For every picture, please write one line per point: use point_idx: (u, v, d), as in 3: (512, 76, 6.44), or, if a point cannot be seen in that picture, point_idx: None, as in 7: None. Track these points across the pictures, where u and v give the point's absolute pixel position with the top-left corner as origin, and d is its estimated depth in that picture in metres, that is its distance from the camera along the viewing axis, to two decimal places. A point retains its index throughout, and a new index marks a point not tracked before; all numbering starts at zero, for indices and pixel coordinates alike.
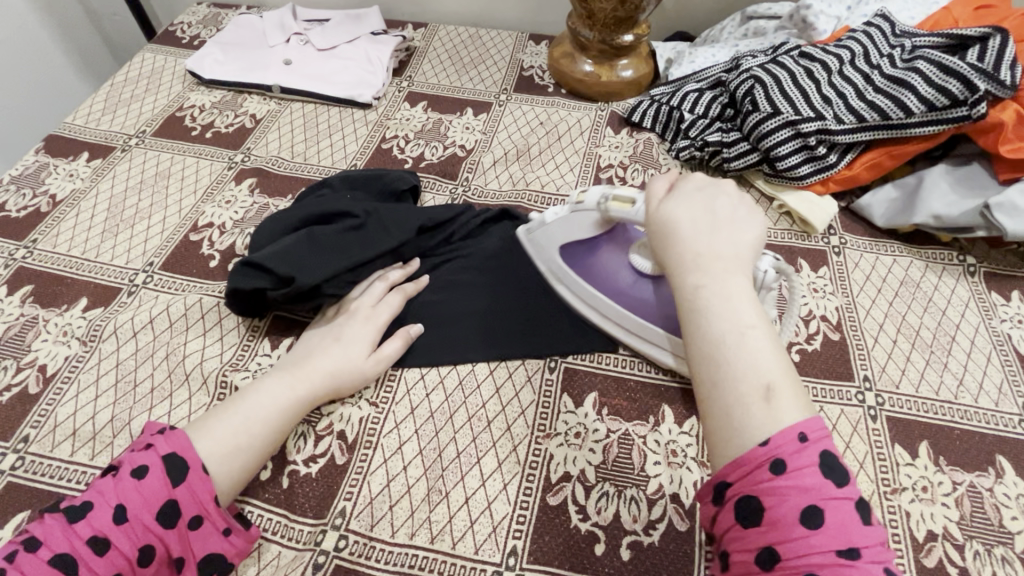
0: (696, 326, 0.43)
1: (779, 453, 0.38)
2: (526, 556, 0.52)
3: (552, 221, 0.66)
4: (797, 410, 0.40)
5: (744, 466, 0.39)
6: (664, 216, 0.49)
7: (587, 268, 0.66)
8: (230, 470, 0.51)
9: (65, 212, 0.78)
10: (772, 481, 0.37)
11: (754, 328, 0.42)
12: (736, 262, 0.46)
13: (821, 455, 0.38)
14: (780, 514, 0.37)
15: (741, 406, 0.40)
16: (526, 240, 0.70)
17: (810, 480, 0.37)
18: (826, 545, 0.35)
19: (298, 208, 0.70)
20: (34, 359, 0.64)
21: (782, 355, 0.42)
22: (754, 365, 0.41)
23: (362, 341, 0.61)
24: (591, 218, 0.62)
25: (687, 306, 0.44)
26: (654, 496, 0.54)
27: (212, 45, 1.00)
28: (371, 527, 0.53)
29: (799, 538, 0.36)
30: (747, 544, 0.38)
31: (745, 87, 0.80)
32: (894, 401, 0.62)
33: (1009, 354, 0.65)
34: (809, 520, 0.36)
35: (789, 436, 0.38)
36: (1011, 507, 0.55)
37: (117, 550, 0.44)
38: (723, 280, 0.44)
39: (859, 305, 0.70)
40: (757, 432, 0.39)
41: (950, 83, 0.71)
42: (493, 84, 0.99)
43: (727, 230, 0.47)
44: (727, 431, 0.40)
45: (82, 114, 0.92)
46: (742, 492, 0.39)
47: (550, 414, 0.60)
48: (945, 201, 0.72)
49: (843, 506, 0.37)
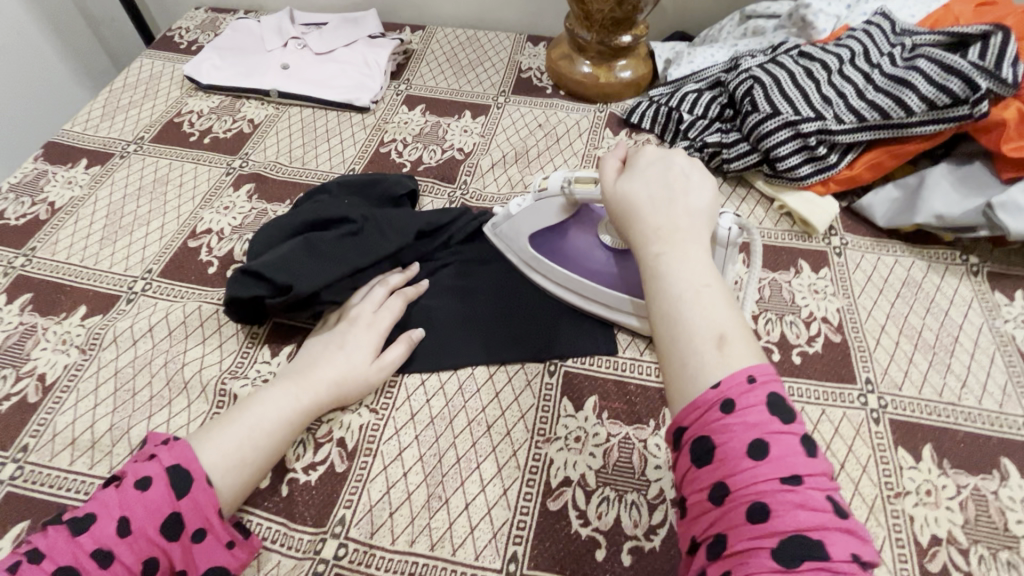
0: (654, 288, 0.44)
1: (728, 394, 0.38)
2: (526, 563, 0.51)
3: (517, 212, 0.67)
4: (749, 356, 0.40)
5: (697, 409, 0.38)
6: (622, 189, 0.50)
7: (559, 252, 0.68)
8: (232, 484, 0.51)
9: (63, 220, 0.78)
10: (722, 419, 0.37)
11: (707, 285, 0.43)
12: (691, 227, 0.46)
13: (769, 394, 0.38)
14: (729, 449, 0.36)
15: (696, 356, 0.40)
16: (493, 235, 0.72)
17: (757, 416, 0.37)
18: (773, 474, 0.35)
19: (296, 214, 0.69)
20: (34, 367, 0.64)
21: (734, 309, 0.42)
22: (707, 317, 0.41)
23: (365, 349, 0.61)
24: (556, 203, 0.65)
25: (646, 270, 0.45)
26: (655, 501, 0.54)
27: (210, 51, 1.00)
28: (371, 534, 0.53)
29: (746, 470, 0.35)
30: (699, 484, 0.37)
31: (745, 87, 0.80)
32: (897, 403, 0.62)
33: (1013, 355, 0.65)
34: (757, 453, 0.36)
35: (739, 377, 0.38)
36: (1016, 510, 0.54)
37: (120, 563, 0.44)
38: (679, 244, 0.45)
39: (861, 306, 0.69)
40: (710, 378, 0.39)
41: (951, 82, 0.70)
42: (491, 86, 0.98)
43: (683, 196, 0.48)
44: (683, 381, 0.40)
45: (80, 121, 0.92)
46: (696, 434, 0.38)
47: (550, 418, 0.60)
48: (947, 200, 0.72)
49: (789, 438, 0.36)
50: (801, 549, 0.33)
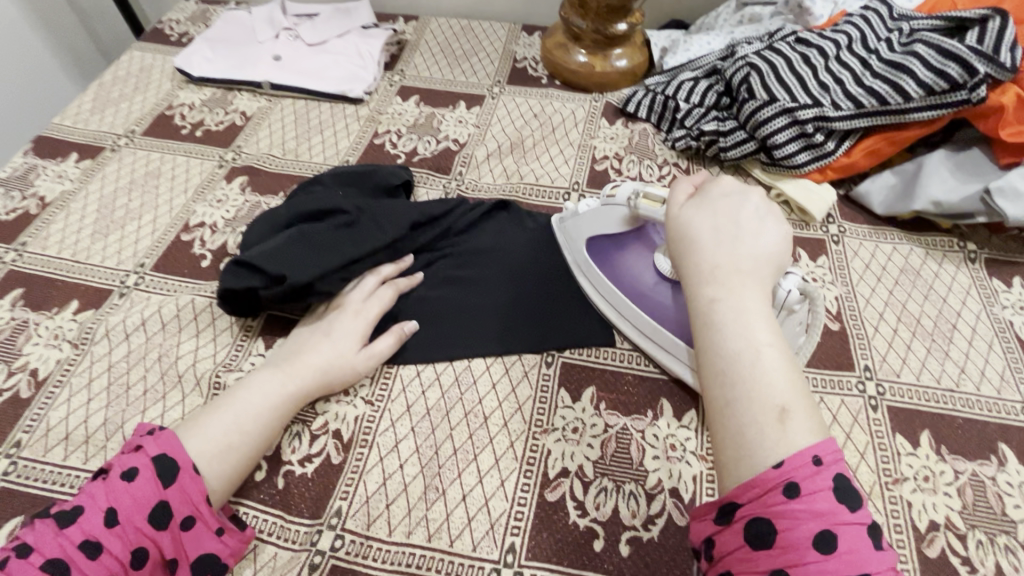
0: (711, 342, 0.42)
1: (793, 476, 0.36)
2: (524, 553, 0.51)
3: (581, 211, 0.67)
4: (810, 430, 0.38)
5: (757, 487, 0.37)
6: (681, 228, 0.48)
7: (611, 264, 0.66)
8: (222, 470, 0.51)
9: (55, 214, 0.77)
10: (786, 504, 0.36)
11: (769, 347, 0.40)
12: (754, 275, 0.44)
13: (833, 479, 0.37)
14: (793, 537, 0.35)
15: (755, 426, 0.38)
16: (556, 229, 0.72)
17: (823, 504, 0.36)
18: (839, 570, 0.34)
19: (289, 205, 0.69)
20: (26, 363, 0.63)
21: (797, 375, 0.40)
22: (768, 383, 0.39)
23: (352, 336, 0.60)
24: (619, 213, 0.63)
25: (701, 319, 0.43)
26: (653, 490, 0.54)
27: (201, 42, 0.98)
28: (368, 526, 0.52)
29: (812, 562, 0.35)
30: (755, 566, 0.36)
31: (741, 75, 0.79)
32: (895, 390, 0.61)
33: (1011, 341, 0.65)
34: (822, 544, 0.35)
35: (804, 458, 0.37)
36: (1014, 496, 0.54)
37: (109, 554, 0.44)
38: (741, 296, 0.43)
39: (859, 294, 0.69)
40: (770, 453, 0.37)
41: (949, 67, 0.69)
42: (486, 76, 0.97)
43: (746, 239, 0.45)
44: (738, 451, 0.38)
45: (70, 114, 0.91)
46: (753, 513, 0.37)
47: (547, 409, 0.60)
48: (944, 186, 0.71)
49: (856, 531, 0.35)
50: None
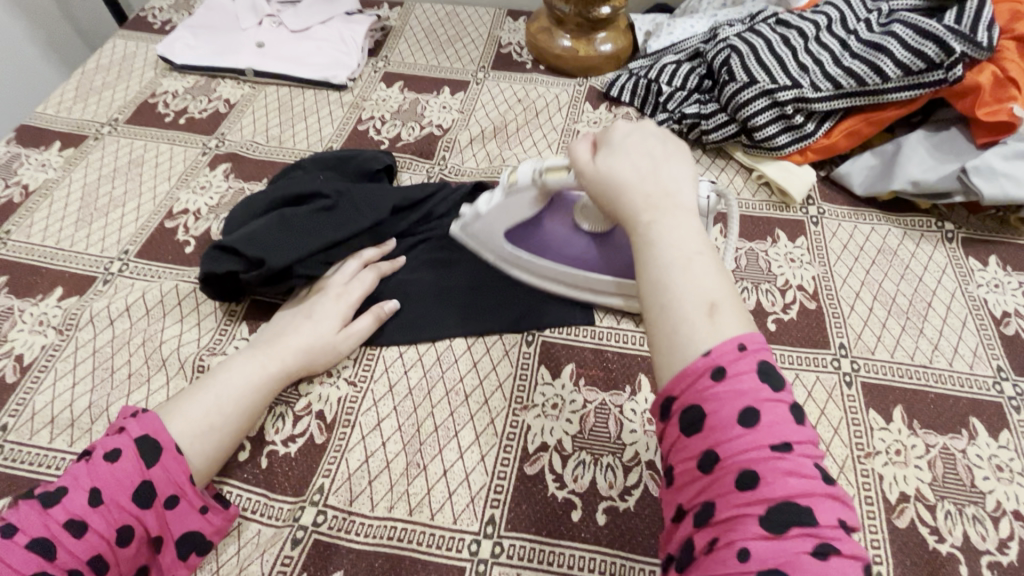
0: (645, 258, 0.41)
1: (719, 361, 0.36)
2: (504, 524, 0.52)
3: (484, 210, 0.63)
4: (739, 325, 0.38)
5: (688, 377, 0.37)
6: (604, 169, 0.47)
7: (539, 246, 0.65)
8: (205, 449, 0.52)
9: (38, 203, 0.78)
10: (713, 387, 0.36)
11: (699, 253, 0.41)
12: (682, 199, 0.44)
13: (759, 362, 0.36)
14: (719, 418, 0.35)
15: (686, 324, 0.38)
16: (462, 236, 0.68)
17: (748, 383, 0.35)
18: (762, 442, 0.34)
19: (271, 190, 0.69)
20: (11, 348, 0.64)
21: (726, 278, 0.40)
22: (697, 283, 0.39)
23: (332, 318, 0.61)
24: (528, 196, 0.60)
25: (639, 241, 0.43)
26: (630, 463, 0.55)
27: (183, 30, 0.98)
28: (350, 502, 0.53)
29: (736, 438, 0.34)
30: (689, 453, 0.36)
31: (722, 57, 0.80)
32: (869, 366, 0.63)
33: (985, 318, 0.66)
34: (746, 420, 0.35)
35: (729, 345, 0.36)
36: (983, 467, 0.56)
37: (94, 532, 0.45)
38: (670, 212, 0.43)
39: (836, 274, 0.70)
40: (698, 345, 0.37)
41: (926, 47, 0.70)
42: (470, 62, 0.97)
43: (669, 169, 0.46)
44: (672, 351, 0.38)
45: (52, 103, 0.90)
46: (687, 403, 0.36)
47: (527, 386, 0.61)
48: (921, 166, 0.72)
49: (779, 405, 0.35)
50: (789, 515, 0.32)
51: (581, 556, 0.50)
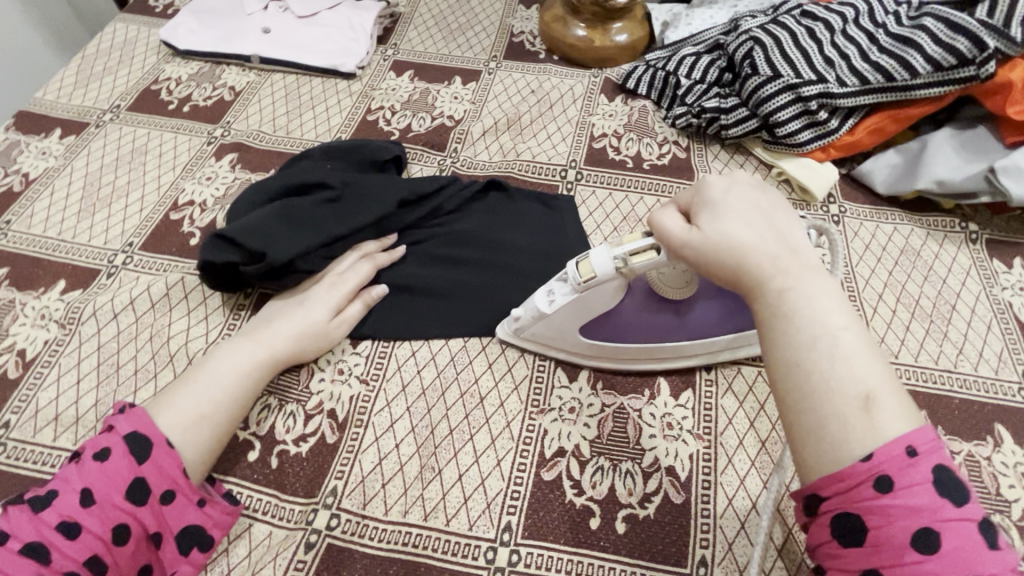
0: (783, 340, 0.38)
1: (885, 468, 0.33)
2: (521, 532, 0.51)
3: (552, 312, 0.55)
4: (901, 417, 0.35)
5: (844, 482, 0.34)
6: (714, 231, 0.42)
7: (624, 333, 0.57)
8: (197, 441, 0.50)
9: (39, 192, 0.75)
10: (878, 500, 0.33)
11: (845, 333, 0.37)
12: (807, 257, 0.41)
13: (933, 471, 0.33)
14: (887, 535, 0.32)
15: (840, 419, 0.35)
16: (523, 340, 0.60)
17: (923, 498, 0.32)
18: (944, 571, 0.31)
19: (276, 177, 0.66)
20: (12, 343, 0.62)
21: (880, 361, 0.37)
22: (850, 370, 0.36)
23: (323, 305, 0.60)
24: (607, 286, 0.52)
25: (774, 317, 0.39)
26: (649, 469, 0.54)
27: (186, 14, 0.95)
28: (363, 506, 0.52)
29: (911, 564, 0.31)
30: (846, 563, 0.34)
31: (744, 49, 0.78)
32: (892, 370, 0.61)
33: (1010, 322, 0.64)
34: (923, 543, 0.32)
35: (895, 450, 0.33)
36: (1009, 476, 0.54)
37: (89, 532, 0.43)
38: (803, 282, 0.39)
39: (858, 275, 0.68)
40: (858, 444, 0.34)
41: (958, 41, 0.68)
42: (482, 51, 0.95)
43: (786, 229, 0.42)
44: (824, 447, 0.35)
45: (52, 89, 0.88)
46: (841, 508, 0.34)
47: (544, 389, 0.59)
48: (948, 165, 0.70)
49: (963, 528, 0.32)
50: None
51: (600, 565, 0.49)
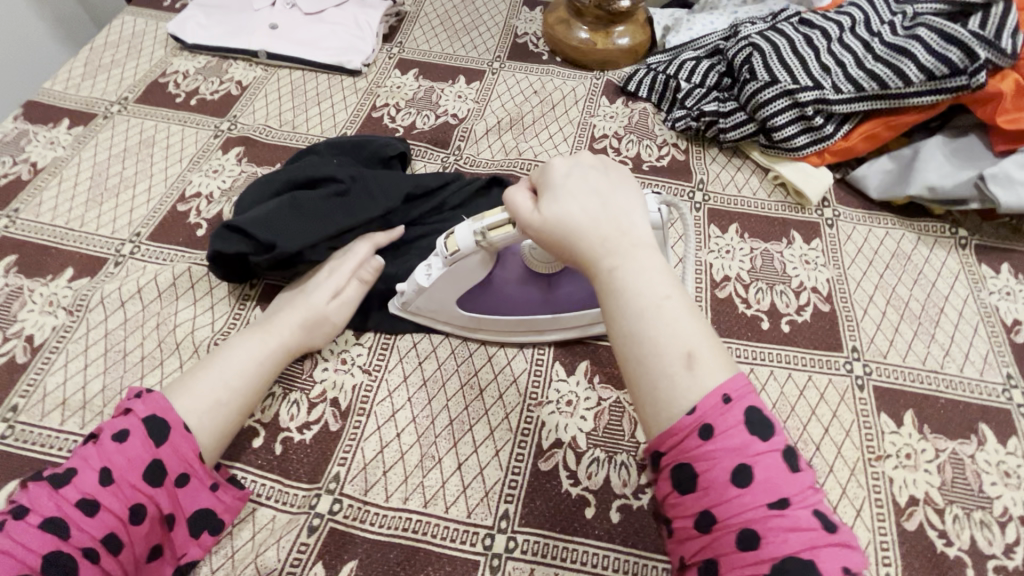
0: (616, 311, 0.40)
1: (705, 418, 0.36)
2: (518, 519, 0.52)
3: (429, 286, 0.58)
4: (719, 368, 0.38)
5: (674, 435, 0.37)
6: (551, 212, 0.44)
7: (499, 306, 0.60)
8: (213, 425, 0.52)
9: (47, 181, 0.76)
10: (702, 446, 0.36)
11: (669, 298, 0.40)
12: (637, 233, 0.43)
13: (745, 412, 0.36)
14: (711, 477, 0.35)
15: (667, 378, 0.38)
16: (407, 315, 0.63)
17: (736, 438, 0.35)
18: (758, 500, 0.34)
19: (285, 171, 0.68)
20: (21, 329, 0.63)
21: (700, 319, 0.40)
22: (672, 331, 0.38)
23: (327, 290, 0.61)
24: (475, 258, 0.55)
25: (604, 291, 0.41)
26: (643, 461, 0.55)
27: (194, 8, 0.96)
28: (365, 492, 0.53)
29: (733, 498, 0.34)
30: (685, 510, 0.36)
31: (743, 55, 0.79)
32: (880, 370, 0.63)
33: (996, 325, 0.66)
34: (739, 479, 0.35)
35: (713, 399, 0.36)
36: (991, 473, 0.56)
37: (107, 510, 0.45)
38: (631, 255, 0.42)
39: (850, 277, 0.70)
40: (683, 399, 0.37)
41: (950, 52, 0.70)
42: (486, 51, 0.96)
43: (619, 205, 0.44)
44: (656, 405, 0.38)
45: (61, 80, 0.89)
46: (675, 460, 0.37)
47: (542, 382, 0.61)
48: (940, 172, 0.72)
49: (771, 458, 0.35)
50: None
51: (594, 552, 0.51)
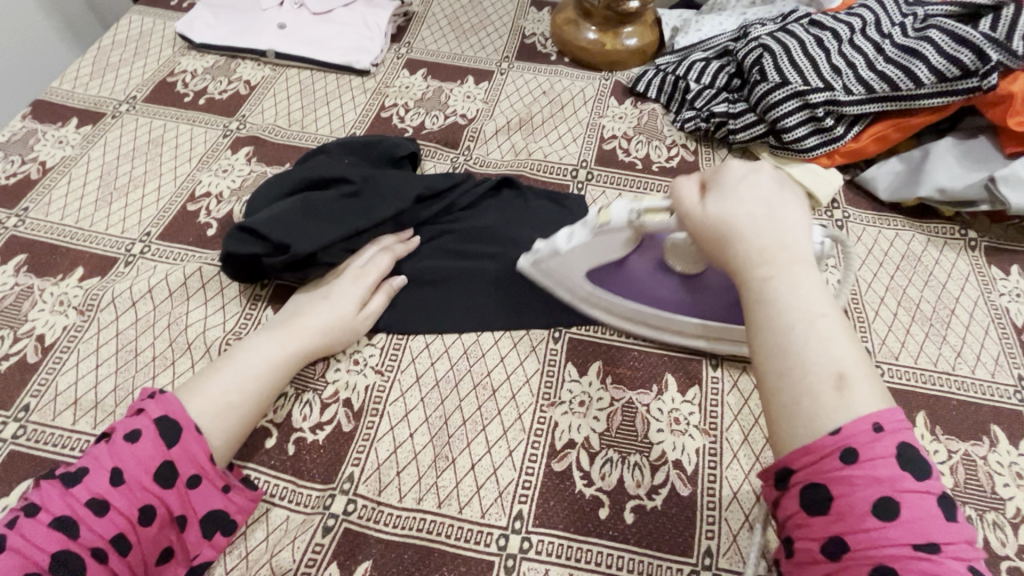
0: (763, 320, 0.41)
1: (850, 442, 0.36)
2: (532, 520, 0.52)
3: (566, 250, 0.58)
4: (873, 399, 0.37)
5: (811, 454, 0.36)
6: (715, 210, 0.46)
7: (624, 287, 0.61)
8: (226, 427, 0.52)
9: (56, 180, 0.76)
10: (844, 470, 0.35)
11: (824, 318, 0.39)
12: (799, 250, 0.43)
13: (897, 447, 0.36)
14: (850, 503, 0.35)
15: (811, 394, 0.37)
16: (530, 271, 0.64)
17: (885, 470, 0.35)
18: (903, 538, 0.33)
19: (296, 171, 0.67)
20: (32, 328, 0.63)
21: (858, 348, 0.39)
22: (825, 351, 0.38)
23: (351, 298, 0.61)
24: (621, 237, 0.55)
25: (752, 297, 0.42)
26: (657, 462, 0.55)
27: (202, 8, 0.96)
28: (379, 492, 0.53)
29: (873, 529, 0.34)
30: (813, 532, 0.36)
31: (754, 56, 0.79)
32: (892, 371, 0.63)
33: (1007, 327, 0.66)
34: (882, 511, 0.34)
35: (862, 425, 0.36)
36: (1004, 475, 0.56)
37: (117, 511, 0.45)
38: (789, 271, 0.42)
39: (860, 278, 0.70)
40: (828, 418, 0.37)
41: (962, 54, 0.70)
42: (494, 52, 0.96)
43: (786, 223, 0.45)
44: (794, 418, 0.38)
45: (68, 79, 0.89)
46: (809, 479, 0.36)
47: (554, 382, 0.60)
48: (950, 174, 0.72)
49: (920, 500, 0.34)
50: None
51: (609, 553, 0.51)
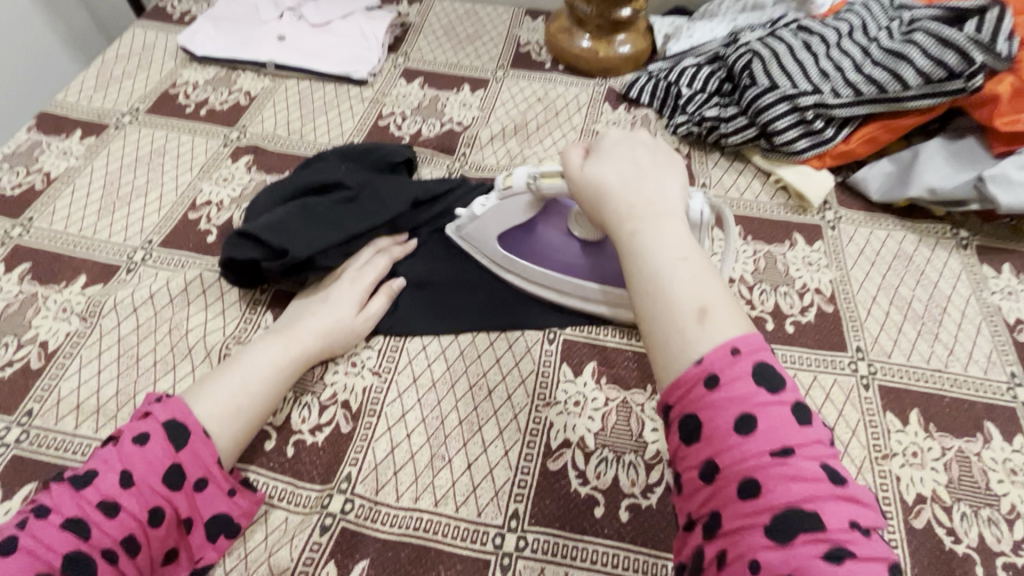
0: (635, 269, 0.41)
1: (712, 368, 0.36)
2: (527, 519, 0.53)
3: (481, 214, 0.63)
4: (733, 326, 0.38)
5: (682, 386, 0.37)
6: (593, 183, 0.47)
7: (534, 252, 0.65)
8: (231, 431, 0.53)
9: (60, 190, 0.78)
10: (709, 395, 0.36)
11: (687, 259, 0.41)
12: (667, 206, 0.44)
13: (755, 365, 0.36)
14: (715, 426, 0.35)
15: (679, 331, 0.38)
16: (457, 238, 0.68)
17: (744, 389, 0.35)
18: (762, 447, 0.34)
19: (295, 178, 0.69)
20: (35, 335, 0.64)
21: (719, 282, 0.40)
22: (689, 288, 0.39)
23: (351, 301, 0.62)
24: (523, 200, 0.61)
25: (625, 253, 0.43)
26: (651, 461, 0.56)
27: (203, 21, 0.98)
28: (376, 492, 0.54)
29: (735, 446, 0.34)
30: (690, 462, 0.36)
31: (743, 61, 0.81)
32: (885, 369, 0.63)
33: (999, 325, 0.67)
34: (743, 427, 0.34)
35: (722, 350, 0.36)
36: (998, 471, 0.57)
37: (127, 512, 0.45)
38: (654, 221, 0.43)
39: (853, 278, 0.71)
40: (692, 350, 0.37)
41: (947, 55, 0.71)
42: (490, 61, 0.98)
43: (654, 180, 0.46)
44: (666, 356, 0.38)
45: (73, 92, 0.91)
46: (683, 412, 0.37)
47: (549, 383, 0.61)
48: (939, 174, 0.73)
49: (776, 411, 0.35)
50: (796, 523, 0.32)
51: (605, 551, 0.51)
